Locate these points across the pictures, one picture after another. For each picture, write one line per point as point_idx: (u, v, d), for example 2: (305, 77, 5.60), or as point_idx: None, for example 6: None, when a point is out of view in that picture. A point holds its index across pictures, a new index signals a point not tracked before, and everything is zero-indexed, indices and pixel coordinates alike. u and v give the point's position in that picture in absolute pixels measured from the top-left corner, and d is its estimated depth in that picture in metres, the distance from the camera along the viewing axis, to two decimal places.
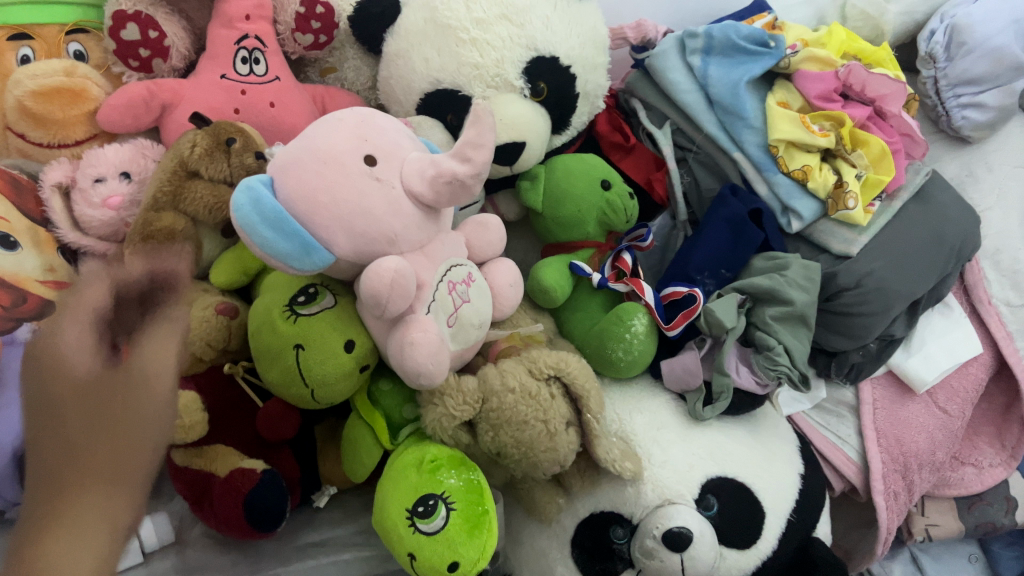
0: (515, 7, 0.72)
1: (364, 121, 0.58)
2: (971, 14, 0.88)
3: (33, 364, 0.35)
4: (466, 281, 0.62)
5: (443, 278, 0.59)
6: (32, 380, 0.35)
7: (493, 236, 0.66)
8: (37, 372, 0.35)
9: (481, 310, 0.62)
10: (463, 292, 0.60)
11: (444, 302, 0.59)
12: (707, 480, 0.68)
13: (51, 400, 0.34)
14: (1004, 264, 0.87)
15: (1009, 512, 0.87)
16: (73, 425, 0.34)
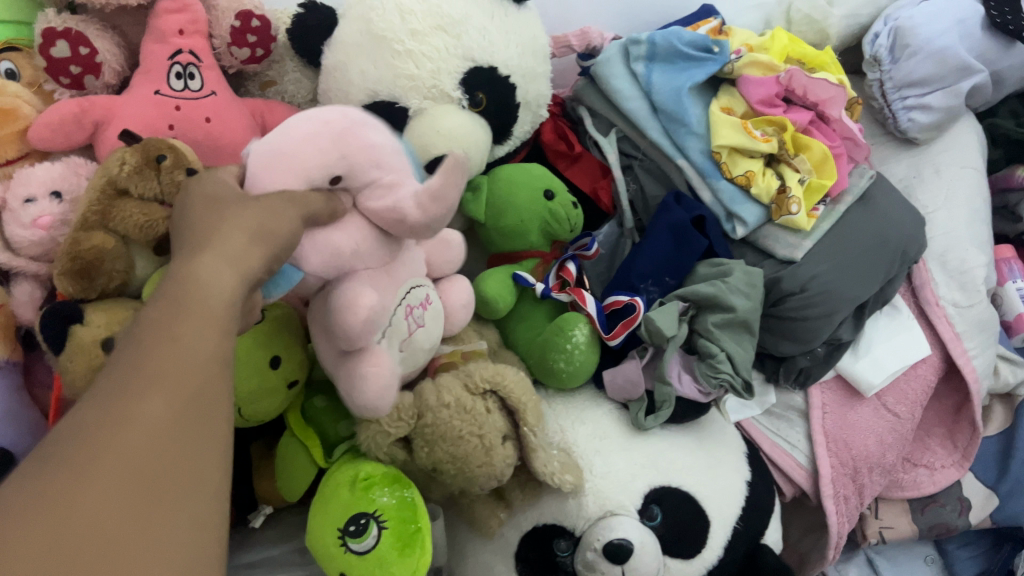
0: (450, 16, 0.72)
1: (354, 126, 0.50)
2: (913, 16, 0.89)
3: (140, 352, 0.36)
4: (423, 304, 0.60)
5: (401, 301, 0.57)
6: (128, 366, 0.35)
7: (453, 253, 0.65)
8: (144, 359, 0.36)
9: (430, 337, 0.61)
10: (418, 317, 0.59)
11: (398, 328, 0.56)
12: (650, 490, 0.67)
13: (149, 383, 0.35)
14: (951, 265, 0.87)
15: (963, 513, 0.87)
16: (156, 411, 0.34)
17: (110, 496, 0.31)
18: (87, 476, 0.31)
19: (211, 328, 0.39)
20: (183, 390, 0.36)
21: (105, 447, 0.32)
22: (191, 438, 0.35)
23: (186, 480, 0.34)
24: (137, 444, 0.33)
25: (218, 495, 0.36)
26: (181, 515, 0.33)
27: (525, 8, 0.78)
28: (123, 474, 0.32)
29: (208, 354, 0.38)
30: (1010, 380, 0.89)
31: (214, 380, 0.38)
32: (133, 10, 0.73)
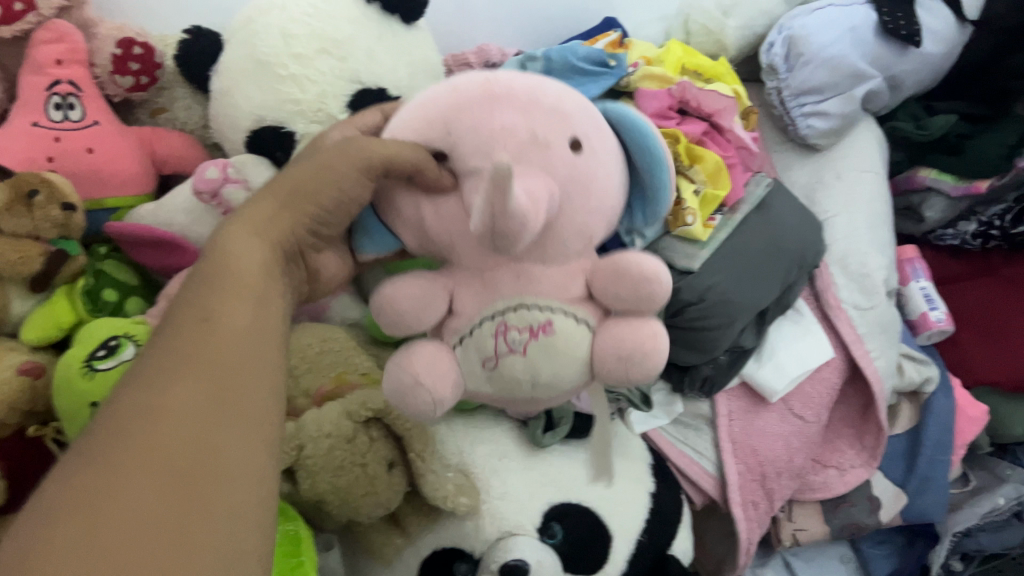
0: (335, 38, 0.71)
1: (487, 99, 0.45)
2: (806, 26, 0.90)
3: (172, 357, 0.38)
4: (534, 330, 0.46)
5: (497, 314, 0.46)
6: (163, 370, 0.38)
7: (626, 284, 0.46)
8: (176, 362, 0.38)
9: (544, 372, 0.46)
10: (516, 340, 0.46)
11: (481, 343, 0.47)
12: (550, 508, 0.67)
13: (175, 377, 0.37)
14: (851, 268, 0.89)
15: (874, 512, 0.88)
16: (191, 402, 0.37)
17: (145, 480, 0.33)
18: (119, 463, 0.33)
19: (240, 313, 0.42)
20: (211, 375, 0.38)
21: (146, 437, 0.34)
22: (226, 419, 0.37)
23: (227, 457, 0.36)
24: (168, 429, 0.35)
25: (267, 471, 0.37)
26: (224, 489, 0.35)
27: (417, 28, 0.78)
28: (157, 458, 0.34)
29: (239, 338, 0.40)
30: (915, 379, 0.90)
31: (249, 360, 0.40)
32: (9, 41, 0.71)
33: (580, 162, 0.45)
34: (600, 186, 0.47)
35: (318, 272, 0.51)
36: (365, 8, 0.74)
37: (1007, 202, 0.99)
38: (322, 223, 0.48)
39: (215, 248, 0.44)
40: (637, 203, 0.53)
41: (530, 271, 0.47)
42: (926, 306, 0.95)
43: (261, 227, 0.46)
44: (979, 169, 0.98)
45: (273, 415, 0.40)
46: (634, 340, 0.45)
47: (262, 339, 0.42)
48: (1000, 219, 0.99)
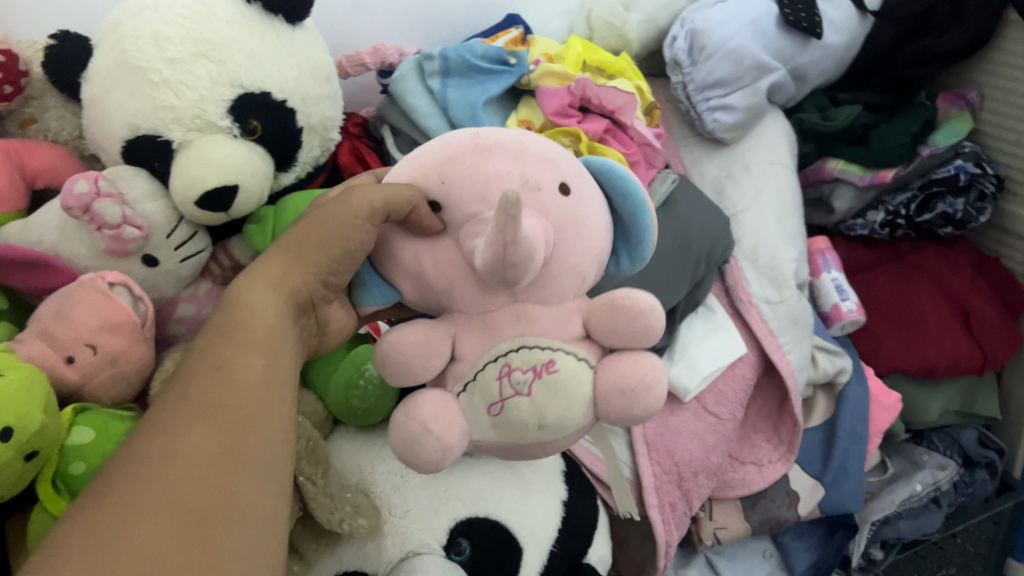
0: (212, 41, 0.67)
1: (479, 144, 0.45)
2: (708, 19, 0.89)
3: (190, 400, 0.41)
4: (538, 369, 0.44)
5: (500, 356, 0.45)
6: (184, 412, 0.40)
7: (624, 320, 0.45)
8: (194, 406, 0.40)
9: (550, 414, 0.43)
10: (520, 382, 0.44)
11: (485, 386, 0.44)
12: (457, 523, 0.65)
13: (196, 419, 0.40)
14: (762, 262, 0.89)
15: (792, 506, 0.88)
16: (206, 444, 0.39)
17: (163, 516, 0.35)
18: (140, 502, 0.35)
19: (254, 361, 0.44)
20: (226, 423, 0.40)
21: (166, 475, 0.37)
22: (238, 467, 0.39)
23: (239, 501, 0.38)
24: (184, 474, 0.37)
25: (272, 521, 0.39)
26: (235, 536, 0.37)
27: (303, 28, 0.75)
28: (172, 502, 0.36)
29: (252, 386, 0.43)
30: (828, 370, 0.91)
31: (259, 410, 0.42)
32: None
33: (569, 204, 0.44)
34: (592, 225, 0.45)
35: (327, 324, 0.52)
36: (244, 8, 0.70)
37: (913, 189, 1.00)
38: (331, 274, 0.49)
39: (233, 292, 0.47)
40: (620, 249, 0.49)
41: (530, 310, 0.45)
42: (837, 297, 0.95)
43: (277, 277, 0.47)
44: (885, 157, 0.98)
45: (280, 464, 0.42)
46: (636, 372, 0.44)
47: (273, 386, 0.44)
48: (907, 207, 1.00)
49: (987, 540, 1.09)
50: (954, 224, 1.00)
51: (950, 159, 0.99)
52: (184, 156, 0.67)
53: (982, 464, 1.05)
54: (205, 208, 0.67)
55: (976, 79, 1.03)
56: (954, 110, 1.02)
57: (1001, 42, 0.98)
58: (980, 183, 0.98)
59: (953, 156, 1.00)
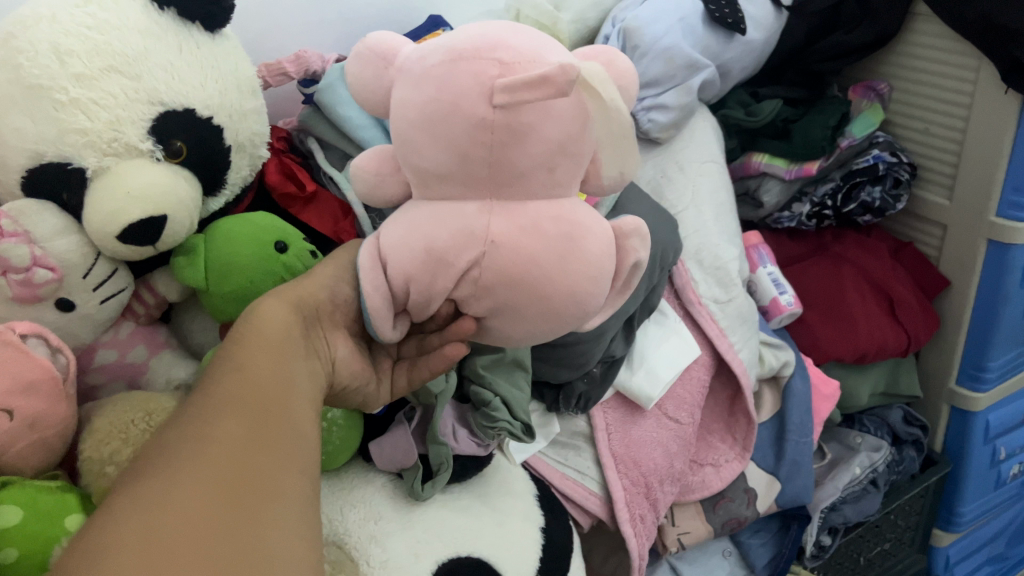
0: (125, 54, 0.59)
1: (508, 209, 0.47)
2: (638, 17, 0.88)
3: (215, 395, 0.45)
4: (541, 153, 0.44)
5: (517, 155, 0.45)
6: (211, 404, 0.44)
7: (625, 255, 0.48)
8: (220, 399, 0.45)
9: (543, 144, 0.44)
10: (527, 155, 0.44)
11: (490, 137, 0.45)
12: (439, 566, 0.59)
13: (223, 409, 0.44)
14: (707, 261, 0.88)
15: (750, 504, 0.88)
16: (235, 430, 0.43)
17: (202, 488, 0.39)
18: (181, 480, 0.39)
19: (271, 360, 0.48)
20: (253, 414, 0.45)
21: (202, 456, 0.41)
22: (267, 453, 0.43)
23: (269, 480, 0.42)
24: (219, 457, 0.41)
25: (302, 499, 0.43)
26: (270, 508, 0.41)
27: (223, 37, 0.68)
28: (210, 481, 0.40)
29: (271, 383, 0.47)
30: (774, 364, 0.91)
31: (281, 404, 0.46)
32: None
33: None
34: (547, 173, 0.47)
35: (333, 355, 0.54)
36: (157, 15, 0.62)
37: (835, 180, 1.02)
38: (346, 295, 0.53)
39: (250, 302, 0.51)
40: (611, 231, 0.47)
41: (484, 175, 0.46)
42: (775, 291, 0.95)
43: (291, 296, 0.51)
44: (809, 151, 1.00)
45: (305, 450, 0.46)
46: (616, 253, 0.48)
47: (293, 384, 0.48)
48: (831, 197, 1.02)
49: (916, 514, 1.14)
50: (873, 212, 1.03)
51: (866, 149, 1.02)
52: (101, 186, 0.59)
53: (908, 442, 1.08)
54: (129, 242, 0.59)
55: (885, 71, 1.06)
56: (865, 102, 1.05)
57: (909, 35, 1.01)
58: (896, 171, 1.01)
59: (868, 146, 1.03)
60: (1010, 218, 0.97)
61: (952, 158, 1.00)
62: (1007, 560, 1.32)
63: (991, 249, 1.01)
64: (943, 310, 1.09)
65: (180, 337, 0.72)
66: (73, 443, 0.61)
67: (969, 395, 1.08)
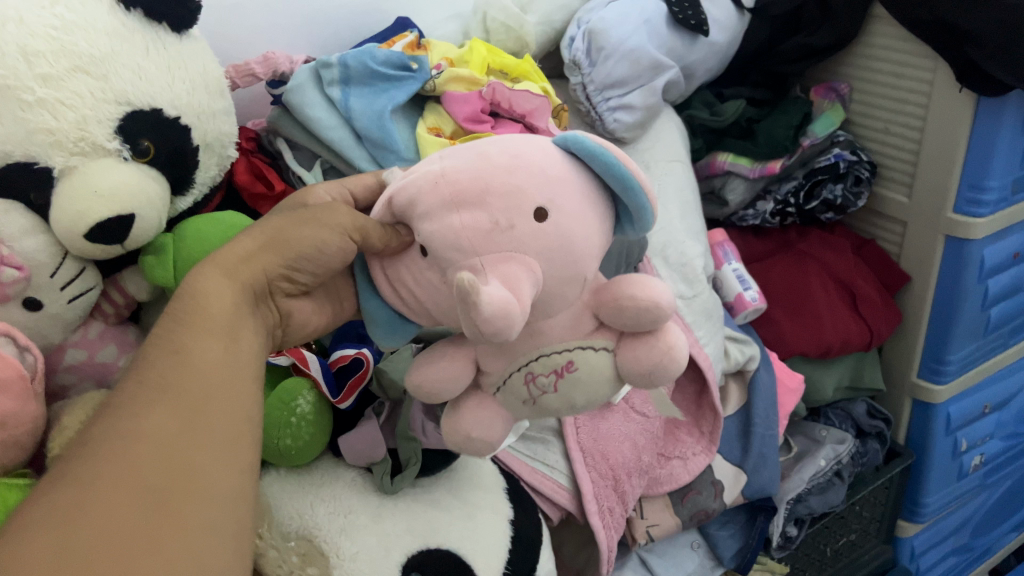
0: (91, 54, 0.59)
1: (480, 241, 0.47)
2: (604, 19, 0.89)
3: (145, 386, 0.44)
4: (560, 370, 0.46)
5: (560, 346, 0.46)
6: (140, 396, 0.43)
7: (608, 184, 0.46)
8: (150, 391, 0.43)
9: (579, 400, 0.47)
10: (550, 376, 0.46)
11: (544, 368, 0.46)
12: (408, 559, 0.60)
13: (152, 403, 0.43)
14: (671, 258, 0.90)
15: (717, 496, 0.90)
16: (164, 426, 0.42)
17: (122, 492, 0.39)
18: (102, 484, 0.39)
19: (209, 347, 0.47)
20: (184, 406, 0.44)
21: (125, 457, 0.40)
22: (198, 446, 0.43)
23: (197, 478, 0.41)
24: (146, 452, 0.41)
25: (235, 494, 0.43)
26: (195, 509, 0.40)
27: (190, 38, 0.68)
28: (129, 485, 0.39)
29: (208, 372, 0.46)
30: (740, 358, 0.92)
31: (217, 392, 0.45)
32: None
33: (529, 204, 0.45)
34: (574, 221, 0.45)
35: (288, 318, 0.55)
36: (123, 16, 0.62)
37: (798, 178, 1.04)
38: (295, 269, 0.53)
39: (189, 273, 0.49)
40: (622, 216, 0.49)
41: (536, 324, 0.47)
42: (740, 287, 0.97)
43: (233, 272, 0.51)
44: (771, 149, 1.02)
45: (243, 437, 0.45)
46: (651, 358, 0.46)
47: (232, 371, 0.47)
48: (794, 196, 1.04)
49: (881, 506, 1.16)
50: (835, 209, 1.05)
51: (827, 148, 1.05)
52: (68, 185, 0.59)
53: (873, 434, 1.10)
54: (97, 241, 0.60)
55: (844, 72, 1.08)
56: (826, 102, 1.07)
57: (866, 36, 1.04)
58: (857, 169, 1.03)
59: (829, 145, 1.05)
60: (966, 214, 1.00)
61: (910, 155, 1.03)
62: (972, 552, 1.35)
63: (949, 244, 1.03)
64: (903, 305, 1.11)
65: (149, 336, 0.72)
66: (42, 442, 0.61)
67: (929, 387, 1.11)
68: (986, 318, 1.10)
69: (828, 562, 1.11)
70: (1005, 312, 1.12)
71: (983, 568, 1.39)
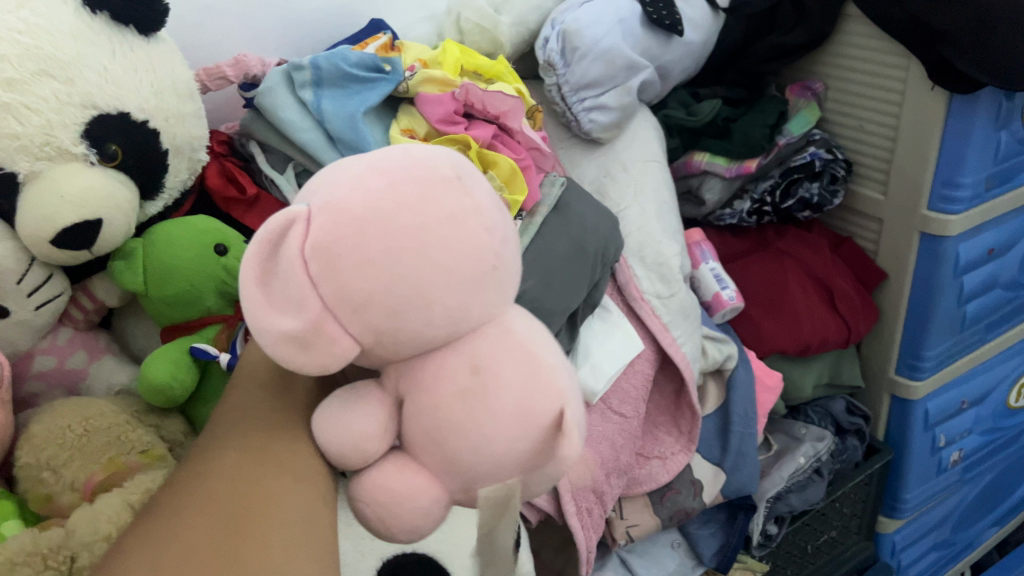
0: (56, 57, 0.58)
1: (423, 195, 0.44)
2: (578, 19, 0.88)
3: (216, 443, 0.50)
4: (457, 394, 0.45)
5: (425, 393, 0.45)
6: (212, 451, 0.50)
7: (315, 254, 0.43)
8: (219, 446, 0.50)
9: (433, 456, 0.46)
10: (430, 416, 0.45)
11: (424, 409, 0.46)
12: (384, 563, 0.60)
13: (219, 452, 0.49)
14: (649, 258, 0.89)
15: (697, 495, 0.90)
16: (233, 464, 0.48)
17: (204, 515, 0.45)
18: (186, 516, 0.45)
19: (264, 399, 0.53)
20: (251, 446, 0.50)
21: (203, 492, 0.46)
22: (265, 485, 0.47)
23: (270, 493, 0.46)
24: (217, 496, 0.46)
25: (310, 521, 0.46)
26: (269, 533, 0.44)
27: (158, 41, 0.68)
28: (210, 513, 0.45)
29: (270, 414, 0.52)
30: (718, 357, 0.92)
31: (281, 440, 0.50)
32: None
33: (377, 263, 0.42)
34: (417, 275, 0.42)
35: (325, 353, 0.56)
36: (89, 19, 0.61)
37: (774, 177, 1.04)
38: None
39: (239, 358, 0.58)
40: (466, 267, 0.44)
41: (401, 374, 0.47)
42: (718, 286, 0.97)
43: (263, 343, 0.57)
44: (748, 149, 1.02)
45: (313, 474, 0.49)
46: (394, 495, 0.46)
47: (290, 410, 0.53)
48: (770, 194, 1.04)
49: (861, 502, 1.17)
50: (812, 208, 1.05)
51: (803, 147, 1.05)
52: (33, 191, 0.58)
53: (851, 431, 1.11)
54: (64, 248, 0.60)
55: (819, 71, 1.09)
56: (802, 101, 1.08)
57: (840, 35, 1.04)
58: (832, 168, 1.04)
59: (805, 144, 1.05)
60: (940, 211, 1.00)
61: (884, 154, 1.04)
62: (953, 547, 1.36)
63: (924, 241, 1.04)
64: (881, 302, 1.12)
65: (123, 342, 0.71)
66: (10, 450, 0.60)
67: (907, 383, 1.12)
68: (963, 315, 1.11)
69: (809, 559, 1.12)
70: (982, 308, 1.13)
71: (964, 563, 1.40)
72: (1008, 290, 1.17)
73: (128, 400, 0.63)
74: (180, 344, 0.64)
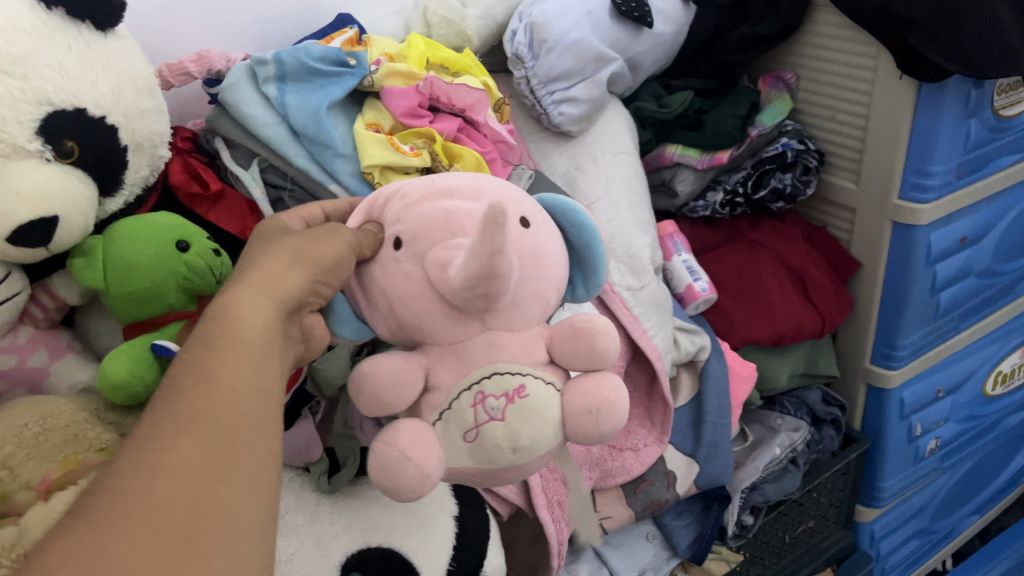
0: (10, 53, 0.58)
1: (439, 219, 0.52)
2: (545, 13, 0.89)
3: (175, 411, 0.40)
4: (509, 395, 0.50)
5: (472, 387, 0.50)
6: (168, 420, 0.39)
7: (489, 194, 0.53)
8: (181, 416, 0.39)
9: (522, 435, 0.49)
10: (493, 407, 0.50)
11: (527, 413, 0.49)
12: (347, 559, 0.60)
13: (174, 427, 0.39)
14: (619, 250, 0.89)
15: (670, 486, 0.90)
16: (190, 454, 0.38)
17: (145, 523, 0.35)
18: (123, 519, 0.35)
19: (240, 372, 0.43)
20: (216, 434, 0.40)
21: (152, 488, 0.36)
22: (226, 481, 0.39)
23: (226, 508, 0.38)
24: (175, 486, 0.37)
25: (258, 547, 0.38)
26: (223, 549, 0.36)
27: (116, 36, 0.67)
28: (156, 522, 0.35)
29: (244, 395, 0.42)
30: (690, 349, 0.92)
31: (247, 422, 0.41)
32: None
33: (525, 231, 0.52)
34: (549, 255, 0.51)
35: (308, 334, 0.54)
36: (44, 14, 0.60)
37: (746, 169, 1.04)
38: None
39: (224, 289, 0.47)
40: (576, 278, 0.57)
41: (498, 337, 0.51)
42: (690, 278, 0.98)
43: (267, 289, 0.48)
44: (718, 140, 1.02)
45: (270, 472, 0.41)
46: (599, 393, 0.50)
47: (260, 397, 0.43)
48: (743, 185, 1.04)
49: (839, 491, 1.17)
50: (785, 198, 1.06)
51: (776, 138, 1.05)
52: None
53: (828, 422, 1.12)
54: (20, 245, 0.59)
55: (791, 62, 1.09)
56: (774, 92, 1.08)
57: (809, 28, 1.05)
58: (804, 158, 1.04)
59: (778, 135, 1.05)
60: (912, 199, 1.01)
61: (855, 144, 1.04)
62: (933, 535, 1.37)
63: (896, 230, 1.04)
64: (855, 291, 1.12)
65: (88, 341, 0.71)
66: None
67: (882, 372, 1.12)
68: (937, 303, 1.11)
69: (787, 550, 1.12)
70: (955, 297, 1.14)
71: (944, 552, 1.41)
72: (983, 278, 1.18)
73: (89, 399, 0.63)
74: (140, 343, 0.63)
